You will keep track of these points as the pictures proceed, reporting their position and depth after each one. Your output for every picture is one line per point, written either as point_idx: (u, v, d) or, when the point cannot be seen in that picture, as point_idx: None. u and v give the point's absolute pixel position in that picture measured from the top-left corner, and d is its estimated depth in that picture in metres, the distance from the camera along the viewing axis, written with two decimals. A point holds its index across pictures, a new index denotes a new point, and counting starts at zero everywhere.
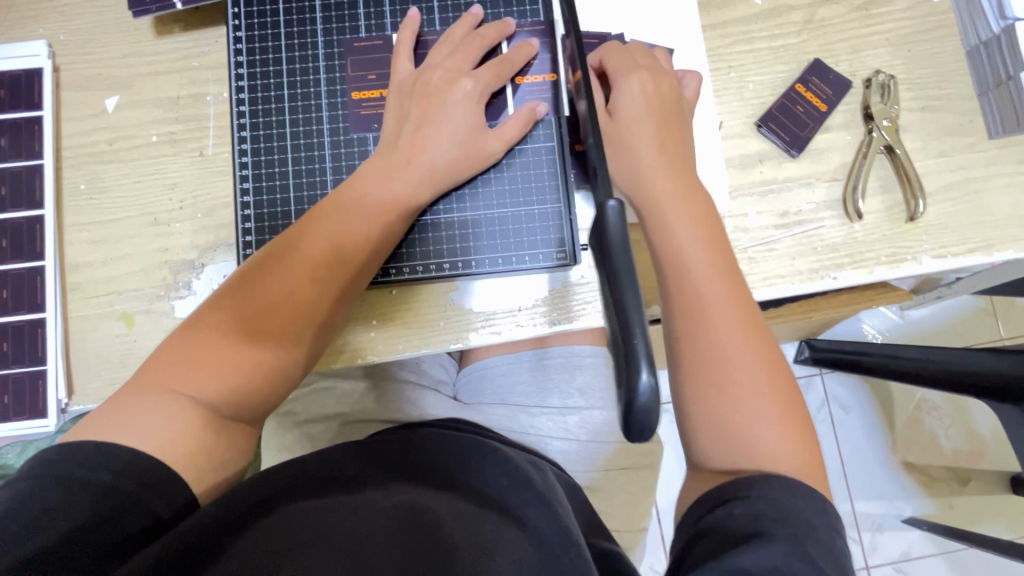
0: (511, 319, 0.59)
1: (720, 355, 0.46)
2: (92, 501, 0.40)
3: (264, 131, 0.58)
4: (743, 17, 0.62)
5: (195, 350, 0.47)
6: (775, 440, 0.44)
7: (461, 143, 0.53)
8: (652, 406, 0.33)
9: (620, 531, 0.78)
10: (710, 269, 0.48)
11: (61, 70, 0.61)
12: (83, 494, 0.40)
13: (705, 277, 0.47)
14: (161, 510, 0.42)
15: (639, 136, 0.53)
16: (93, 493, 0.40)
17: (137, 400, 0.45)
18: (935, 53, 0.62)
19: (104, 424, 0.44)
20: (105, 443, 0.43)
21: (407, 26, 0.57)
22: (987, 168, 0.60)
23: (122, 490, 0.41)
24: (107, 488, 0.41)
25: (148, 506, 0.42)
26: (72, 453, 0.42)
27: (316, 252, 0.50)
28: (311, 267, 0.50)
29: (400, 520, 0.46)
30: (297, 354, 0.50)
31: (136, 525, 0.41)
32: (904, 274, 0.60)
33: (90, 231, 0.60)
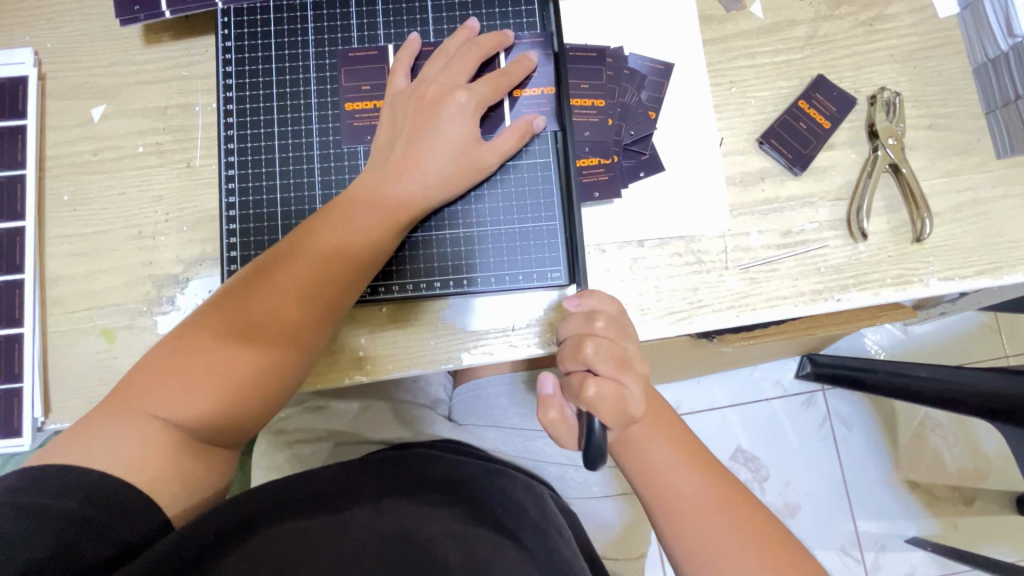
0: (505, 339, 0.57)
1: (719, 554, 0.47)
2: (58, 527, 0.38)
3: (253, 143, 0.56)
4: (745, 32, 0.61)
5: (174, 367, 0.45)
6: None
7: (455, 157, 0.52)
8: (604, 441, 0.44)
9: (617, 560, 0.74)
10: (697, 491, 0.49)
11: (47, 78, 0.60)
12: (48, 521, 0.38)
13: (694, 502, 0.48)
14: (130, 534, 0.40)
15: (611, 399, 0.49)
16: (61, 518, 0.38)
17: (109, 424, 0.43)
18: (941, 69, 0.61)
19: (73, 446, 0.42)
20: (74, 466, 0.41)
21: (407, 47, 0.56)
22: (996, 189, 0.59)
23: (89, 516, 0.39)
24: (73, 513, 0.39)
25: (115, 531, 0.40)
26: (36, 478, 0.39)
27: (307, 271, 0.49)
28: (301, 285, 0.48)
29: (390, 540, 0.44)
30: (282, 375, 0.49)
31: (104, 552, 0.39)
32: (909, 296, 0.58)
33: (72, 244, 0.58)
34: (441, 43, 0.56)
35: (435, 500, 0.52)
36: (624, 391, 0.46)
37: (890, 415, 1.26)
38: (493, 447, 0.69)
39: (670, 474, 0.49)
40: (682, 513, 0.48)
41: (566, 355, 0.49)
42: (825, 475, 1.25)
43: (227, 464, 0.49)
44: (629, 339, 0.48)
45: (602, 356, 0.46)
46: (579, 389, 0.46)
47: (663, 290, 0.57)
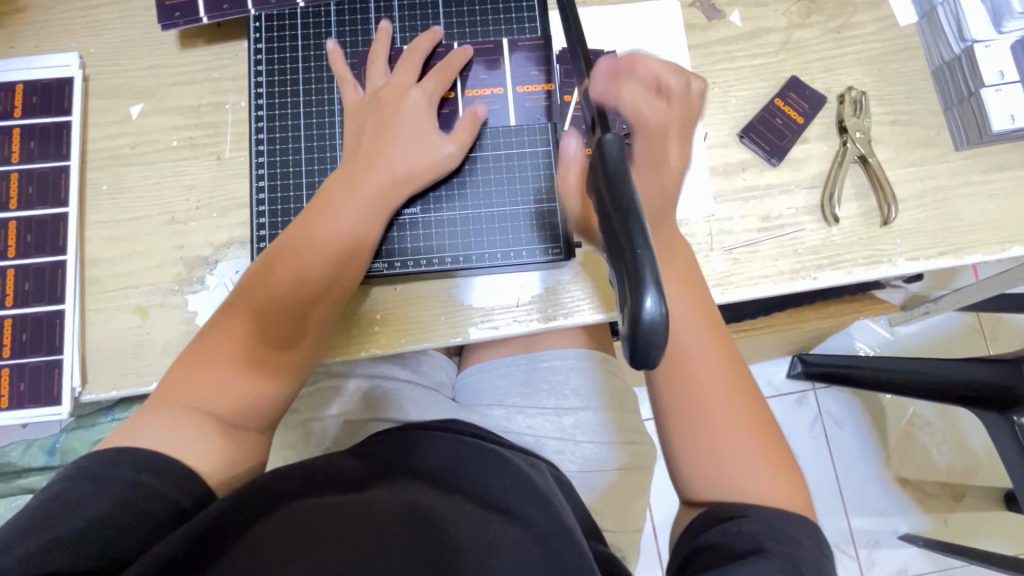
0: (509, 315, 0.62)
1: (703, 405, 0.53)
2: (118, 497, 0.43)
3: (280, 134, 0.62)
4: (725, 38, 0.68)
5: (203, 359, 0.52)
6: (757, 471, 0.52)
7: (418, 144, 0.58)
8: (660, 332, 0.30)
9: (620, 533, 0.77)
10: (704, 349, 0.54)
11: (90, 80, 0.66)
12: (105, 489, 0.43)
13: (694, 336, 0.54)
14: (186, 503, 0.46)
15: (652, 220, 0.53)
16: (117, 488, 0.44)
17: (156, 410, 0.49)
18: (904, 71, 0.67)
19: (127, 431, 0.48)
20: (131, 447, 0.46)
21: (334, 56, 0.62)
22: (955, 178, 0.65)
23: (140, 484, 0.44)
24: (130, 486, 0.44)
25: (172, 501, 0.45)
26: (99, 457, 0.46)
27: (296, 260, 0.54)
28: (292, 272, 0.54)
29: (405, 519, 0.48)
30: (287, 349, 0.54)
31: (165, 519, 0.44)
32: (880, 275, 0.63)
33: (110, 229, 0.63)
34: (367, 50, 0.63)
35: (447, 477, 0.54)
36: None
37: (878, 409, 1.31)
38: (497, 423, 0.73)
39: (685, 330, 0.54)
40: (678, 352, 0.53)
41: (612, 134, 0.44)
42: (817, 469, 1.29)
43: (263, 442, 0.53)
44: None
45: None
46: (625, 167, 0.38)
47: None
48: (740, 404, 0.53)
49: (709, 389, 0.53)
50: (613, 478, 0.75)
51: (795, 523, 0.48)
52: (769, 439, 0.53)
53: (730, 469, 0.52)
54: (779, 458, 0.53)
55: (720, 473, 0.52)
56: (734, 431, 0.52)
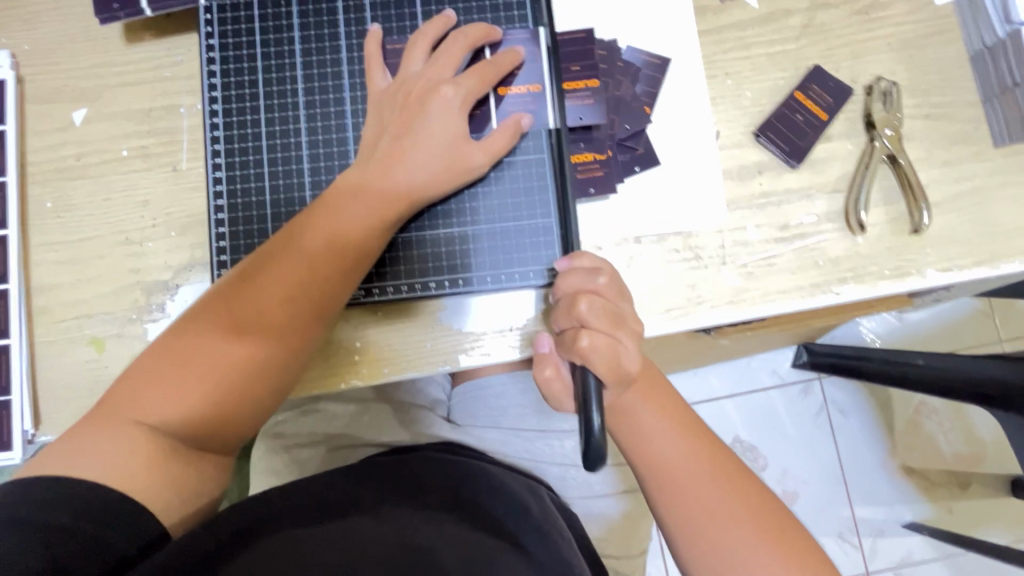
0: (500, 340, 0.56)
1: (706, 517, 0.48)
2: (45, 543, 0.38)
3: (239, 143, 0.55)
4: (739, 23, 0.60)
5: (162, 376, 0.45)
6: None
7: (440, 154, 0.51)
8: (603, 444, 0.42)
9: (620, 557, 0.73)
10: (689, 455, 0.50)
11: (26, 82, 0.58)
12: (36, 537, 0.38)
13: (668, 443, 0.50)
14: (126, 548, 0.41)
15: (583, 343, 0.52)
16: (48, 535, 0.38)
17: (100, 434, 0.43)
18: (939, 57, 0.60)
19: (59, 459, 0.42)
20: (71, 476, 0.41)
21: (436, 24, 0.54)
22: (993, 178, 0.58)
23: (76, 529, 0.39)
24: (63, 530, 0.39)
25: (110, 544, 0.40)
26: (26, 491, 0.40)
27: (294, 269, 0.48)
28: (290, 284, 0.47)
29: (388, 545, 0.44)
30: (267, 381, 0.48)
31: (99, 566, 0.39)
32: (908, 288, 0.57)
33: (57, 252, 0.57)
34: (416, 32, 0.55)
35: (438, 503, 0.51)
36: (617, 346, 0.46)
37: (888, 403, 1.26)
38: (493, 448, 0.68)
39: (666, 446, 0.50)
40: (662, 466, 0.50)
41: (559, 310, 0.49)
42: (823, 464, 1.26)
43: (221, 469, 0.49)
44: (627, 299, 0.48)
45: (598, 312, 0.46)
46: (573, 342, 0.46)
47: (661, 286, 0.57)
48: (753, 506, 0.49)
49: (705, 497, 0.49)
50: (614, 500, 0.71)
51: None
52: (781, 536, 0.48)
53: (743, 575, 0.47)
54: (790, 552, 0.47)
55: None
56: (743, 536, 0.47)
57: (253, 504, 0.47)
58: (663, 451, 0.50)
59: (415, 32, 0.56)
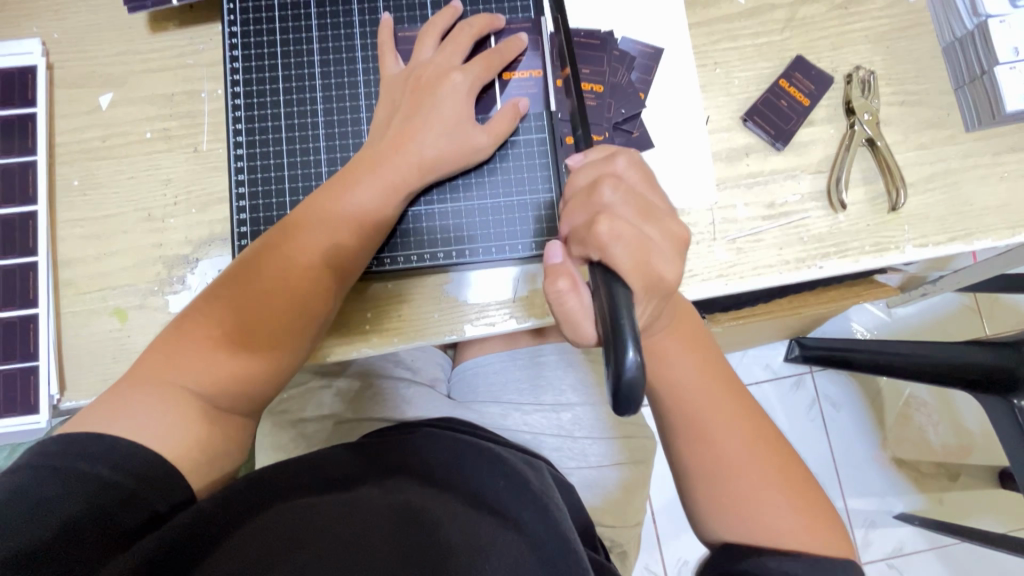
0: (505, 311, 0.60)
1: (729, 464, 0.49)
2: (84, 497, 0.41)
3: (259, 124, 0.59)
4: (728, 16, 0.64)
5: (192, 338, 0.48)
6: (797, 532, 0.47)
7: (450, 132, 0.54)
8: (638, 381, 0.35)
9: (615, 528, 0.76)
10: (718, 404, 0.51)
11: (55, 68, 0.62)
12: (80, 488, 0.41)
13: (700, 390, 0.50)
14: (159, 504, 0.43)
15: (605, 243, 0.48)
16: (89, 487, 0.41)
17: (135, 393, 0.46)
18: (913, 49, 0.64)
19: (98, 417, 0.45)
20: (106, 434, 0.44)
21: (445, 12, 0.58)
22: (965, 160, 0.62)
23: (113, 481, 0.42)
24: (101, 483, 0.42)
25: (146, 500, 0.43)
26: (68, 444, 0.43)
27: (317, 239, 0.51)
28: (313, 253, 0.51)
29: (394, 520, 0.46)
30: (288, 345, 0.51)
31: (131, 521, 0.42)
32: (888, 263, 0.61)
33: (84, 228, 0.60)
34: (427, 21, 0.59)
35: (441, 477, 0.53)
36: (642, 235, 0.41)
37: (876, 392, 1.30)
38: (493, 420, 0.70)
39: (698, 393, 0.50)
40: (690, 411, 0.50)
41: (575, 202, 0.44)
42: (814, 452, 1.29)
43: (243, 432, 0.51)
44: (655, 193, 0.44)
45: (621, 207, 0.42)
46: (590, 230, 0.41)
47: None
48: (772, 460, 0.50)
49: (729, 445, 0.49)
50: (611, 472, 0.74)
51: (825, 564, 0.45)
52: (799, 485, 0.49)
53: (762, 519, 0.48)
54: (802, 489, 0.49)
55: (754, 527, 0.48)
56: (765, 481, 0.49)
57: (267, 472, 0.49)
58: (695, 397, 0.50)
59: (425, 21, 0.60)
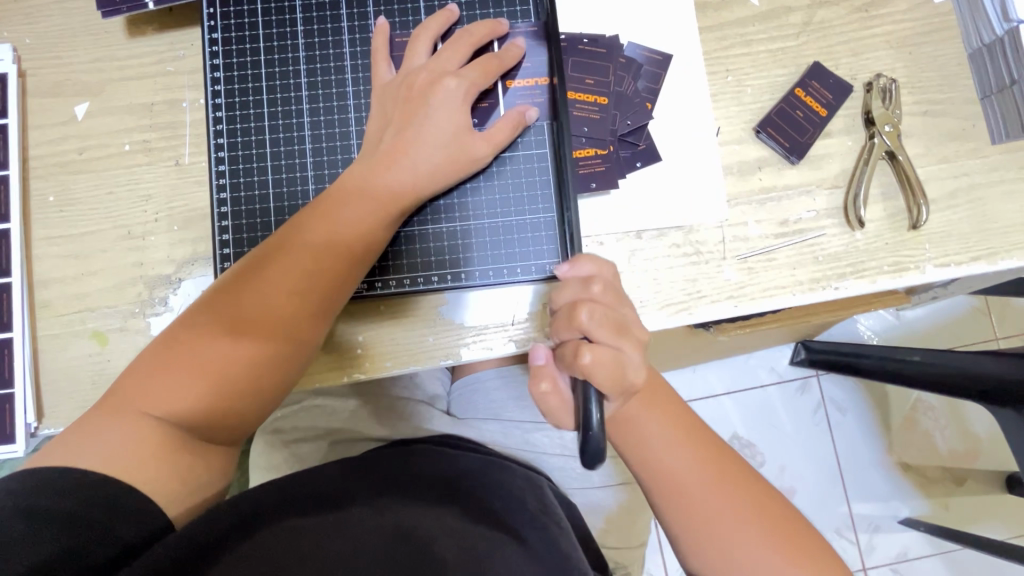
0: (503, 334, 0.57)
1: (704, 518, 0.49)
2: (56, 531, 0.38)
3: (243, 138, 0.55)
4: (741, 20, 0.60)
5: (171, 362, 0.46)
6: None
7: (444, 147, 0.51)
8: (599, 435, 0.43)
9: (617, 548, 0.74)
10: (691, 459, 0.51)
11: (28, 76, 0.58)
12: (48, 525, 0.38)
13: (672, 449, 0.51)
14: (131, 537, 0.41)
15: (605, 352, 0.46)
16: (58, 522, 0.38)
17: (108, 423, 0.43)
18: (937, 55, 0.61)
19: (70, 448, 0.42)
20: (75, 468, 0.41)
21: (440, 17, 0.55)
22: (990, 175, 0.59)
23: (84, 516, 0.39)
24: (73, 516, 0.39)
25: (117, 534, 0.40)
26: (39, 479, 0.40)
27: (303, 263, 0.48)
28: (298, 279, 0.48)
29: (389, 537, 0.45)
30: (273, 379, 0.48)
31: (105, 555, 0.39)
32: (906, 283, 0.58)
33: (60, 246, 0.57)
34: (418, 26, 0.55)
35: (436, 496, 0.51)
36: (621, 356, 0.47)
37: (884, 399, 1.28)
38: (493, 439, 0.67)
39: (672, 454, 0.50)
40: (664, 459, 0.51)
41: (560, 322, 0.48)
42: (820, 460, 1.26)
43: (226, 461, 0.49)
44: (626, 305, 0.49)
45: (599, 321, 0.46)
46: (574, 357, 0.46)
47: (663, 281, 0.57)
48: (758, 513, 0.49)
49: (700, 497, 0.50)
50: (614, 492, 0.72)
51: None
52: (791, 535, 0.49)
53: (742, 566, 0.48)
54: (805, 556, 0.48)
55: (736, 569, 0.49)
56: (752, 537, 0.48)
57: (250, 491, 0.46)
58: (668, 459, 0.50)
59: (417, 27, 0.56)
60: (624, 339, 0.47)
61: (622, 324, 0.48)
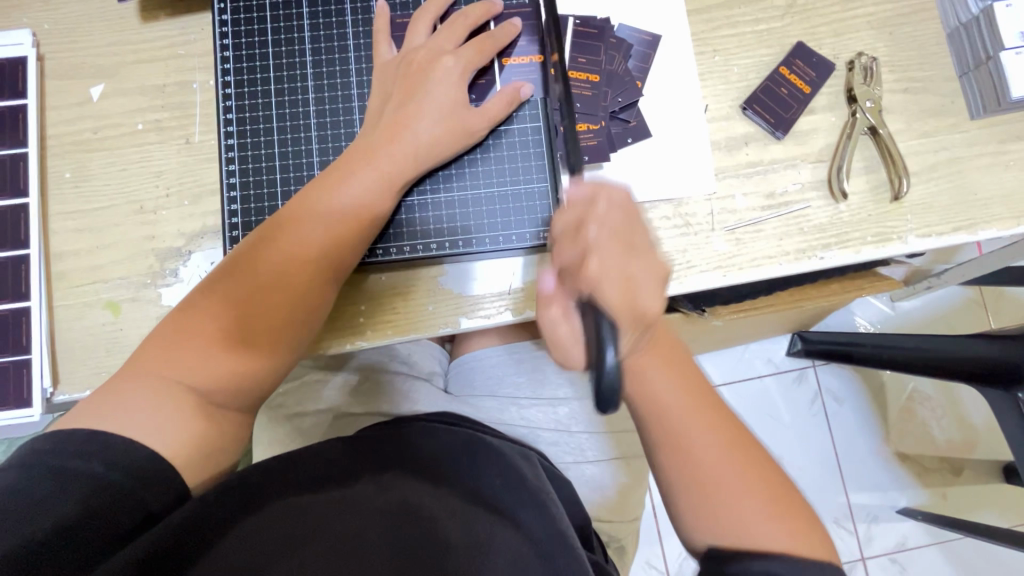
0: (500, 303, 0.59)
1: (687, 450, 0.48)
2: (82, 498, 0.40)
3: (251, 113, 0.58)
4: (727, 2, 0.63)
5: (189, 328, 0.48)
6: (767, 529, 0.45)
7: (444, 120, 0.53)
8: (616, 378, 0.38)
9: (613, 522, 0.76)
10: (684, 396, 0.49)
11: (46, 59, 0.61)
12: (76, 488, 0.40)
13: (664, 380, 0.49)
14: (154, 504, 0.43)
15: (605, 262, 0.42)
16: (85, 487, 0.41)
17: (127, 389, 0.46)
18: (917, 35, 0.63)
19: (90, 415, 0.44)
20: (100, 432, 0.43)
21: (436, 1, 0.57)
22: (969, 149, 0.61)
23: (109, 481, 0.41)
24: (98, 482, 0.41)
25: (142, 500, 0.43)
26: (66, 445, 0.42)
27: (306, 238, 0.50)
28: (299, 253, 0.50)
29: (389, 515, 0.46)
30: (286, 341, 0.50)
31: (129, 520, 0.42)
32: (890, 253, 0.60)
33: (76, 220, 0.59)
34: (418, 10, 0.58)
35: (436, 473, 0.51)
36: (630, 274, 0.42)
37: (879, 386, 1.29)
38: (490, 414, 0.69)
39: (662, 386, 0.49)
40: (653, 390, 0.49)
41: (563, 239, 0.45)
42: (816, 448, 1.28)
43: (240, 426, 0.50)
44: (639, 221, 0.45)
45: (606, 237, 0.43)
46: (580, 267, 0.42)
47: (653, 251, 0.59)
48: (745, 458, 0.48)
49: (688, 430, 0.48)
50: (611, 467, 0.73)
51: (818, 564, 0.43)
52: (776, 489, 0.47)
53: (724, 508, 0.46)
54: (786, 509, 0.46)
55: (715, 510, 0.46)
56: (735, 477, 0.47)
57: (259, 470, 0.48)
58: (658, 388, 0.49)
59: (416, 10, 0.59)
60: (629, 246, 0.44)
61: (636, 229, 0.45)
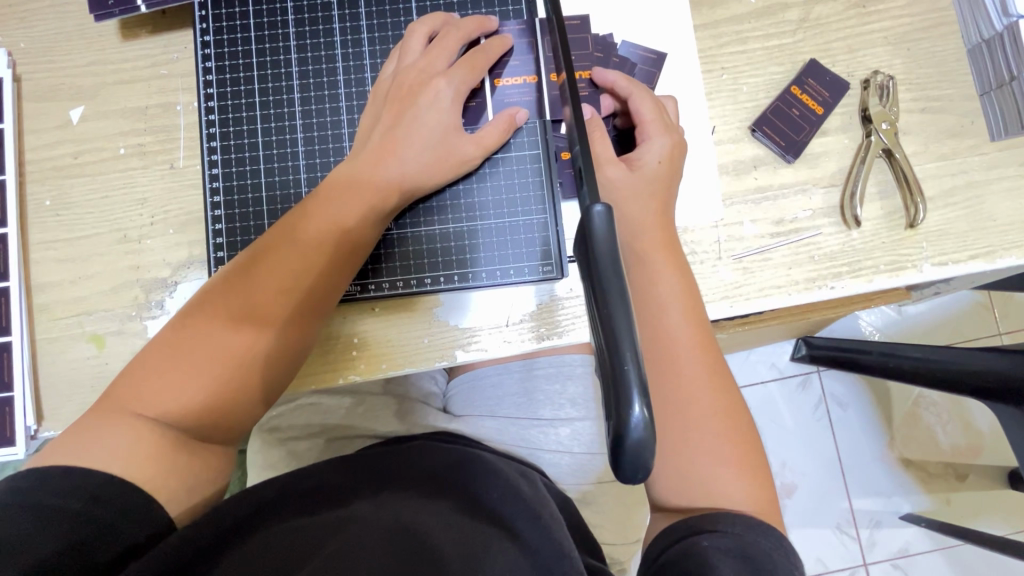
0: (498, 335, 0.57)
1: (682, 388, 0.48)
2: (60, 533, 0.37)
3: (236, 140, 0.55)
4: (737, 16, 0.60)
5: (159, 362, 0.45)
6: (729, 477, 0.47)
7: (433, 147, 0.51)
8: (646, 444, 0.28)
9: (614, 544, 0.75)
10: (695, 345, 0.49)
11: (23, 80, 0.59)
12: (55, 522, 0.38)
13: (678, 319, 0.49)
14: (138, 535, 0.40)
15: None
16: (65, 519, 0.38)
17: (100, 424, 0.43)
18: (936, 51, 0.60)
19: (66, 450, 0.42)
20: (75, 468, 0.40)
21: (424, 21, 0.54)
22: (989, 172, 0.58)
23: (89, 516, 0.39)
24: (76, 516, 0.38)
25: (122, 532, 0.40)
26: (44, 482, 0.39)
27: (292, 254, 0.48)
28: (300, 256, 0.48)
29: (388, 528, 0.44)
30: (248, 390, 0.47)
31: (109, 554, 0.39)
32: (904, 282, 0.57)
33: (57, 250, 0.57)
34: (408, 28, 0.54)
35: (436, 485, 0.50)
36: None
37: (885, 394, 1.27)
38: (489, 435, 0.66)
39: (676, 323, 0.49)
40: (663, 324, 0.49)
41: None
42: (820, 455, 1.26)
43: (225, 458, 0.48)
44: None
45: None
46: None
47: None
48: (731, 413, 0.48)
49: (689, 374, 0.48)
50: (612, 492, 0.72)
51: (769, 534, 0.42)
52: (747, 448, 0.48)
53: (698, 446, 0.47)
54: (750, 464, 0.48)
55: (688, 449, 0.47)
56: (713, 425, 0.47)
57: (253, 491, 0.46)
58: (669, 323, 0.49)
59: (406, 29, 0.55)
60: None
61: None
